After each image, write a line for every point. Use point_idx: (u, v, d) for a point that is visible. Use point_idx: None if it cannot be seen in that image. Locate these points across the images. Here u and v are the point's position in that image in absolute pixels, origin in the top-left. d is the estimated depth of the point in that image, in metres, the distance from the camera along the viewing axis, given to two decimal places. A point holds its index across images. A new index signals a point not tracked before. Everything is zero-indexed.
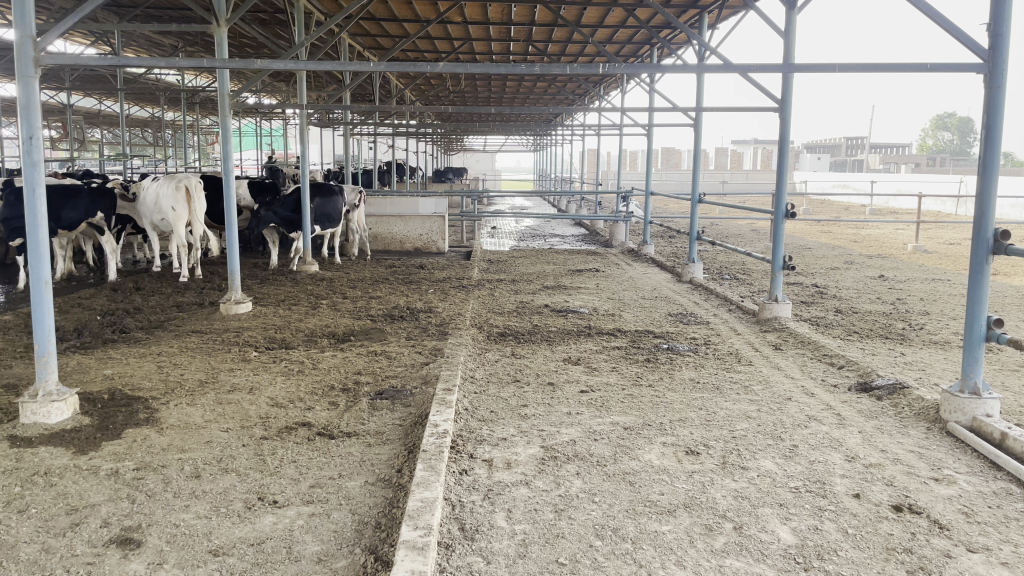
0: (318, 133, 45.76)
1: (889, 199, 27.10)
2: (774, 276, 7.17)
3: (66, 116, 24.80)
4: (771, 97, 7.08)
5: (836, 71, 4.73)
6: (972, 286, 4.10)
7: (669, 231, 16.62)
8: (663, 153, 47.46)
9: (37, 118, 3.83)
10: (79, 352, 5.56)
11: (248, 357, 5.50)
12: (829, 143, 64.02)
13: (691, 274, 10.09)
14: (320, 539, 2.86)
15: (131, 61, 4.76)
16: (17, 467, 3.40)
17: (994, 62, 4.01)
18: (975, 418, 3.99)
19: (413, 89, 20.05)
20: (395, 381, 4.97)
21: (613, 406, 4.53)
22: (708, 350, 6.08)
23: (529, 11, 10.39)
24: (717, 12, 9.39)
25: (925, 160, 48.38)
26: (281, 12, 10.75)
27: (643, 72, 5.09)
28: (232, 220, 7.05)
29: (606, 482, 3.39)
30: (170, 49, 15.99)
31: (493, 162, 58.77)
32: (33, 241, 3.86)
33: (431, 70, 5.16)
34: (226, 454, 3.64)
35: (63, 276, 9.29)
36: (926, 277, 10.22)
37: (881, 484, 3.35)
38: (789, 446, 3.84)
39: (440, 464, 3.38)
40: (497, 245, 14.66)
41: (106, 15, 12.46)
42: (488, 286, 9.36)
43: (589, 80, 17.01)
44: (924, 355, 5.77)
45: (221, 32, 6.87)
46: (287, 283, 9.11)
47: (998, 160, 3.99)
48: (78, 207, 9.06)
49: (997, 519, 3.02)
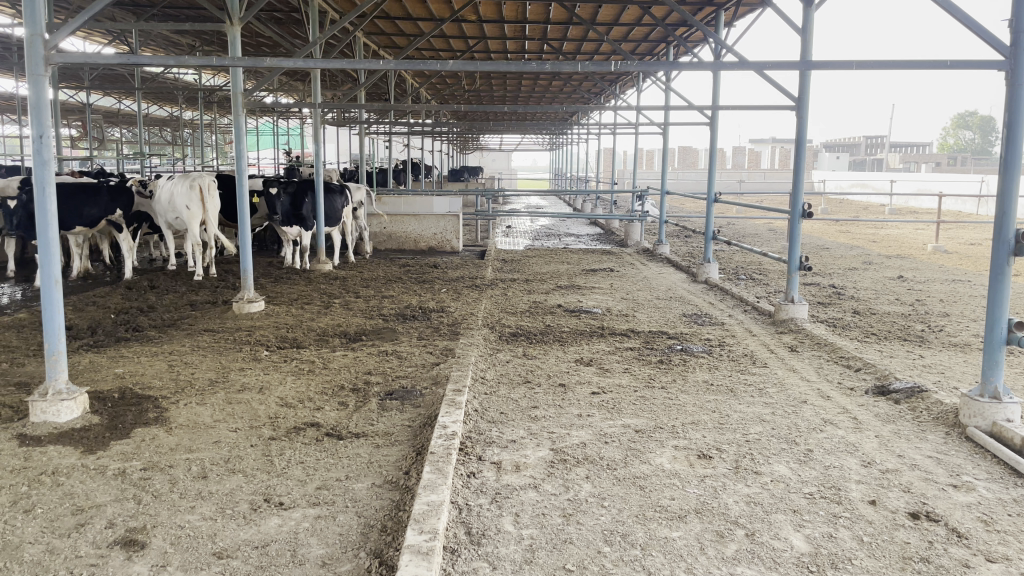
0: (334, 133, 46.03)
1: (908, 199, 26.70)
2: (791, 277, 7.03)
3: (85, 116, 25.04)
4: (787, 95, 6.98)
5: (853, 68, 4.64)
6: (992, 288, 4.00)
7: (684, 230, 16.48)
8: (679, 152, 47.21)
9: (47, 117, 3.82)
10: (92, 350, 5.58)
11: (259, 356, 5.49)
12: (848, 142, 63.39)
13: (706, 274, 9.98)
14: (325, 542, 2.83)
15: (143, 60, 4.73)
16: (25, 467, 3.40)
17: (1017, 58, 3.89)
18: (995, 423, 3.89)
19: (428, 89, 20.10)
20: (405, 381, 4.94)
21: (625, 408, 4.47)
22: (722, 351, 5.99)
23: (544, 9, 10.33)
24: (733, 9, 9.29)
25: (946, 159, 47.63)
26: (296, 11, 10.74)
27: (656, 69, 4.99)
28: (245, 220, 7.03)
29: (616, 486, 3.33)
30: (186, 49, 16.07)
31: (508, 161, 58.76)
32: (44, 241, 3.89)
33: (442, 67, 5.06)
34: (233, 455, 3.62)
35: (80, 275, 9.34)
36: (945, 278, 10.06)
37: (898, 491, 3.27)
38: (803, 450, 3.77)
39: (448, 467, 3.35)
40: (512, 245, 14.49)
41: (123, 15, 12.57)
42: (501, 286, 9.33)
43: (603, 78, 16.96)
44: (943, 357, 5.66)
45: (234, 31, 6.86)
46: (300, 282, 9.12)
47: (1020, 158, 3.89)
48: (97, 206, 9.15)
49: (1018, 528, 2.94)
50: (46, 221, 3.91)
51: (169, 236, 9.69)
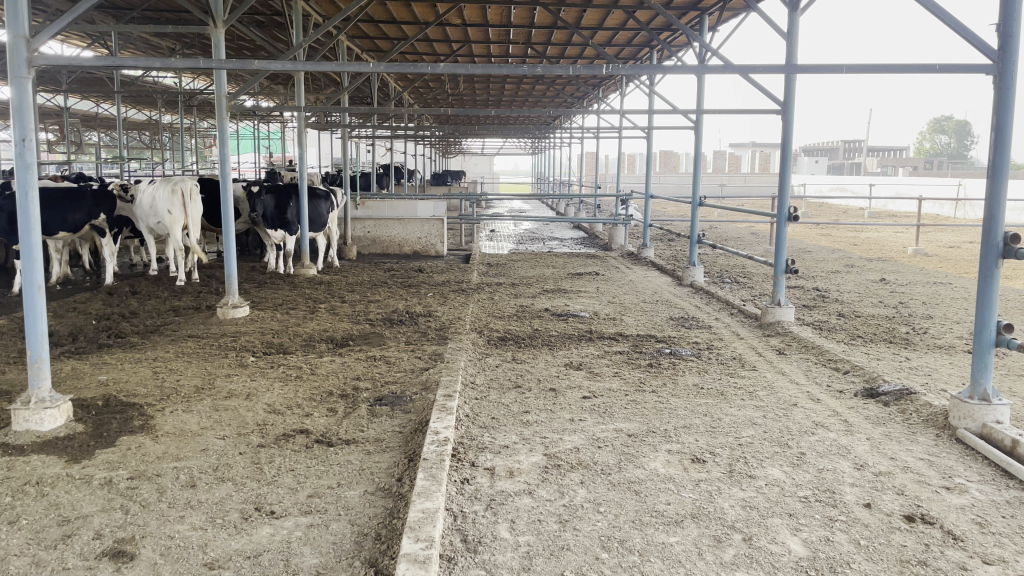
0: (316, 137, 45.97)
1: (888, 202, 27.04)
2: (778, 280, 7.05)
3: (62, 118, 24.66)
4: (773, 99, 7.04)
5: (843, 72, 4.67)
6: (981, 290, 4.04)
7: (669, 234, 16.60)
8: (661, 156, 47.54)
9: (30, 120, 3.74)
10: (74, 357, 5.48)
11: (245, 362, 5.41)
12: (827, 146, 64.14)
13: (692, 277, 10.00)
14: (318, 551, 2.78)
15: (126, 62, 4.63)
16: (8, 477, 3.32)
17: (1004, 63, 3.94)
18: (984, 424, 3.91)
19: (412, 92, 20.08)
20: (395, 387, 4.89)
21: (617, 412, 4.45)
22: (711, 354, 6.01)
23: (529, 13, 10.33)
24: (718, 13, 9.35)
25: (923, 163, 48.35)
26: (279, 14, 10.64)
27: (645, 73, 4.98)
28: (230, 224, 6.90)
29: (611, 492, 3.31)
30: (167, 51, 15.86)
31: (491, 165, 58.74)
32: (27, 246, 3.80)
33: (431, 70, 5.00)
34: (222, 462, 3.56)
35: (59, 281, 9.17)
36: (927, 280, 10.19)
37: (891, 494, 3.28)
38: (796, 453, 3.77)
39: (442, 473, 3.31)
40: (496, 249, 14.55)
41: (103, 17, 12.39)
42: (487, 290, 9.28)
43: (587, 82, 17.02)
44: (929, 359, 5.70)
45: (218, 33, 6.75)
46: (284, 287, 9.02)
47: (1009, 162, 3.94)
48: (80, 210, 9.02)
49: (1013, 529, 2.96)
50: (29, 226, 3.81)
51: (151, 241, 9.55)
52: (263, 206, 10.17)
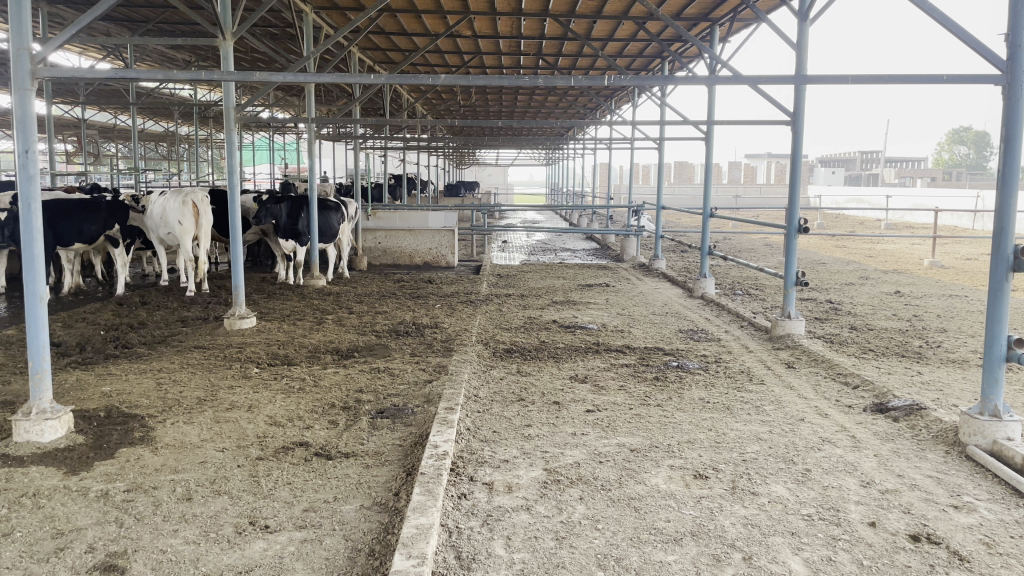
0: (332, 149, 46.37)
1: (904, 213, 26.74)
2: (788, 293, 6.96)
3: (80, 131, 24.96)
4: (782, 110, 6.98)
5: (849, 83, 4.58)
6: (990, 305, 3.96)
7: (681, 244, 16.46)
8: (675, 168, 47.47)
9: (34, 132, 3.79)
10: (80, 368, 5.50)
11: (249, 373, 5.42)
12: (843, 157, 63.74)
13: (703, 289, 9.92)
14: (311, 566, 2.76)
15: (132, 74, 4.64)
16: (5, 489, 3.32)
17: (1014, 73, 3.86)
18: (995, 441, 3.83)
19: (424, 103, 20.17)
20: (397, 399, 4.87)
21: (620, 427, 4.40)
22: (719, 368, 5.93)
23: (538, 24, 10.35)
24: (728, 24, 9.31)
25: (940, 173, 47.80)
26: (291, 26, 10.73)
27: (655, 83, 4.85)
28: (237, 235, 6.88)
29: (611, 508, 3.26)
30: (182, 63, 16.05)
31: (505, 175, 58.98)
32: (29, 256, 3.84)
33: (432, 81, 4.81)
34: (219, 475, 3.55)
35: (71, 291, 9.24)
36: (943, 293, 10.03)
37: (897, 512, 3.20)
38: (801, 470, 3.69)
39: (438, 488, 3.27)
40: (506, 258, 14.86)
41: (119, 30, 12.55)
42: (495, 302, 9.24)
43: (598, 92, 16.99)
44: (941, 374, 5.60)
45: (227, 46, 6.80)
46: (293, 298, 9.03)
47: (1018, 173, 3.88)
48: (95, 221, 9.13)
49: (1021, 550, 2.87)
50: (32, 237, 3.85)
51: (162, 252, 9.60)
52: (275, 215, 10.24)
